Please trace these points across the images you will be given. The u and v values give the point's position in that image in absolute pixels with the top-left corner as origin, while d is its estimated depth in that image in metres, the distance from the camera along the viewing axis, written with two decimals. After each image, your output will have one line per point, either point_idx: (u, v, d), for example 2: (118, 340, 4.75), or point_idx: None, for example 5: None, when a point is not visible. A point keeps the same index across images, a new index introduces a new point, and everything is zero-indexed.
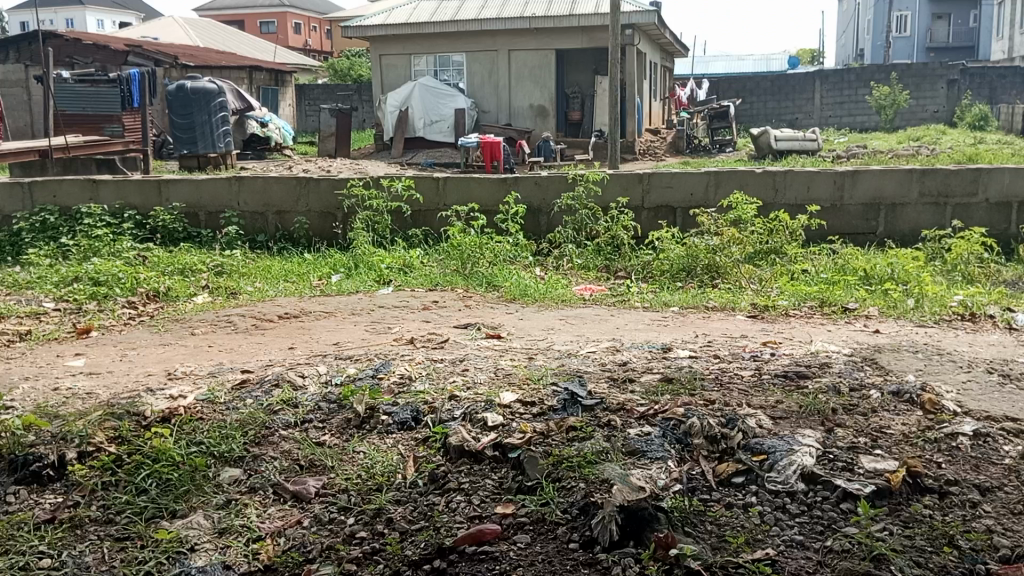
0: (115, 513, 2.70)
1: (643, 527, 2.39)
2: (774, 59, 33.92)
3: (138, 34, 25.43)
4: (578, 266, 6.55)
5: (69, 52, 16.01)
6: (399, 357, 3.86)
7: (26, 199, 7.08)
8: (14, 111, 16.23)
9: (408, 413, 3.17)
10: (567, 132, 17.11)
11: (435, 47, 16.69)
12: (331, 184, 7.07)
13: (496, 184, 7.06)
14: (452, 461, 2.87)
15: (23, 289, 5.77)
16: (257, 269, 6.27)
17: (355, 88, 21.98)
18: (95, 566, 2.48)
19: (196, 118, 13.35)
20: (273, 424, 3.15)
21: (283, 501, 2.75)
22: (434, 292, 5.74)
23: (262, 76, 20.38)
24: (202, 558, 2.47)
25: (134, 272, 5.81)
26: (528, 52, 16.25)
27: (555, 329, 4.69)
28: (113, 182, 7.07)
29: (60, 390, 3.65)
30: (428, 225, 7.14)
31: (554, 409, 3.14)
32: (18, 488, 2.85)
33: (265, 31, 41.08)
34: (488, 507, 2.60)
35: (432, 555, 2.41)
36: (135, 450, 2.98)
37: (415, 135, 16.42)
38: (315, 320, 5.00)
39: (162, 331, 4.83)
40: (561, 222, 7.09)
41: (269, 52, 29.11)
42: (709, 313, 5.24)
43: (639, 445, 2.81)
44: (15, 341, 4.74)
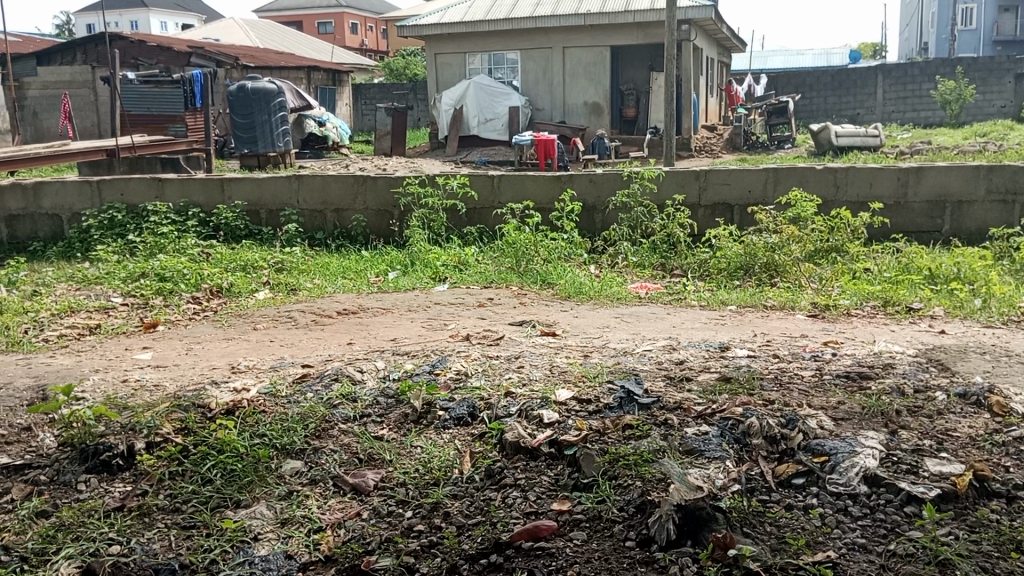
0: (182, 502, 2.78)
1: (700, 527, 2.37)
2: (833, 54, 33.21)
3: (201, 36, 26.04)
4: (634, 264, 6.53)
5: (134, 54, 16.49)
6: (455, 353, 3.90)
7: (94, 196, 7.30)
8: (82, 111, 16.73)
9: (464, 409, 3.21)
10: (621, 129, 17.05)
11: (489, 45, 16.75)
12: (388, 181, 7.14)
13: (550, 182, 7.04)
14: (509, 457, 2.88)
15: (93, 284, 5.97)
16: (316, 266, 6.38)
17: (410, 87, 22.17)
18: (162, 553, 2.56)
19: (256, 118, 13.57)
20: (333, 418, 3.21)
21: (343, 493, 2.80)
22: (489, 289, 5.77)
23: (320, 76, 20.71)
24: (265, 547, 2.53)
25: (198, 269, 5.96)
26: (582, 48, 16.18)
27: (611, 327, 4.67)
28: (178, 180, 7.25)
29: (129, 381, 3.77)
30: (483, 222, 7.17)
31: (610, 407, 3.14)
32: (88, 477, 2.95)
33: (323, 32, 41.80)
34: (544, 503, 2.61)
35: (489, 550, 2.44)
36: (201, 441, 3.06)
37: (469, 133, 16.50)
38: (373, 317, 5.07)
39: (225, 326, 4.96)
40: (616, 220, 7.05)
41: (326, 52, 29.55)
42: (768, 313, 5.17)
43: (696, 444, 2.79)
44: (85, 335, 4.92)
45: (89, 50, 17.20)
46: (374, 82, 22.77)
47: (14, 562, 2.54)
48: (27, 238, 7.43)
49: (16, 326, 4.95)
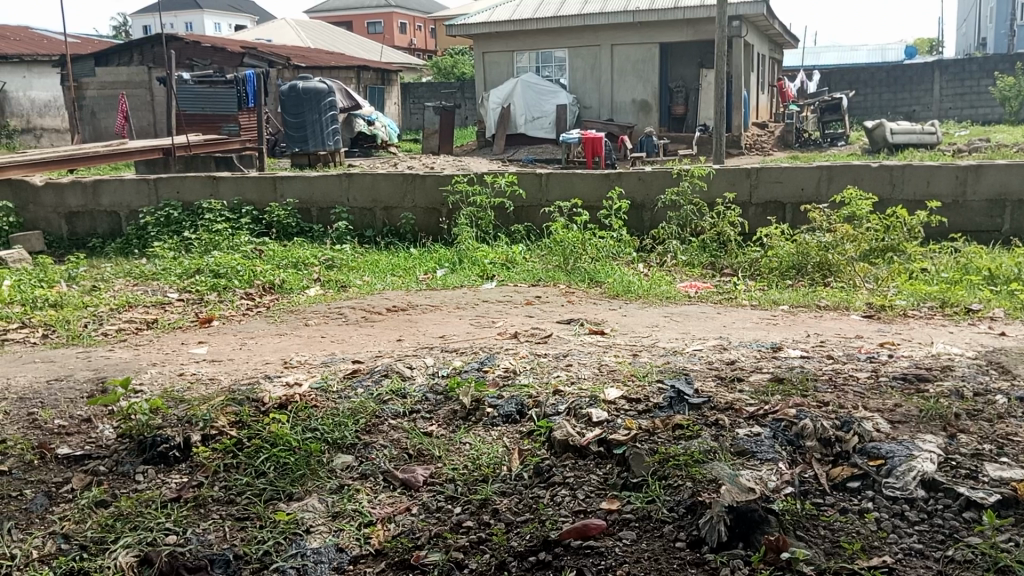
0: (236, 494, 2.84)
1: (752, 529, 2.34)
2: (888, 49, 32.44)
3: (254, 37, 26.48)
4: (683, 262, 6.48)
5: (189, 54, 16.84)
6: (503, 351, 3.91)
7: (151, 194, 7.48)
8: (139, 111, 17.16)
9: (513, 406, 3.21)
10: (670, 127, 16.91)
11: (537, 43, 16.75)
12: (437, 180, 7.18)
13: (599, 180, 7.01)
14: (557, 455, 2.88)
15: (150, 280, 6.11)
16: (365, 263, 6.45)
17: (458, 86, 22.25)
18: (217, 543, 2.61)
19: (307, 117, 13.76)
20: (382, 413, 3.25)
21: (393, 488, 2.83)
22: (537, 287, 5.78)
23: (369, 75, 20.92)
24: (317, 540, 2.57)
25: (251, 266, 6.07)
26: (631, 46, 16.07)
27: (660, 326, 4.64)
28: (232, 179, 7.38)
29: (185, 375, 3.86)
30: (531, 221, 7.17)
31: (660, 406, 3.11)
32: (146, 468, 3.03)
33: (373, 31, 42.24)
34: (593, 502, 2.61)
35: (538, 547, 2.44)
36: (254, 435, 3.12)
37: (516, 131, 16.51)
38: (422, 313, 5.11)
39: (278, 322, 5.04)
40: (665, 219, 6.99)
41: (375, 51, 29.82)
42: (821, 313, 5.08)
43: (748, 446, 2.76)
44: (143, 329, 5.04)
45: (146, 50, 17.16)
46: (422, 81, 22.92)
47: (74, 550, 2.62)
48: (87, 235, 7.64)
49: (77, 320, 5.10)
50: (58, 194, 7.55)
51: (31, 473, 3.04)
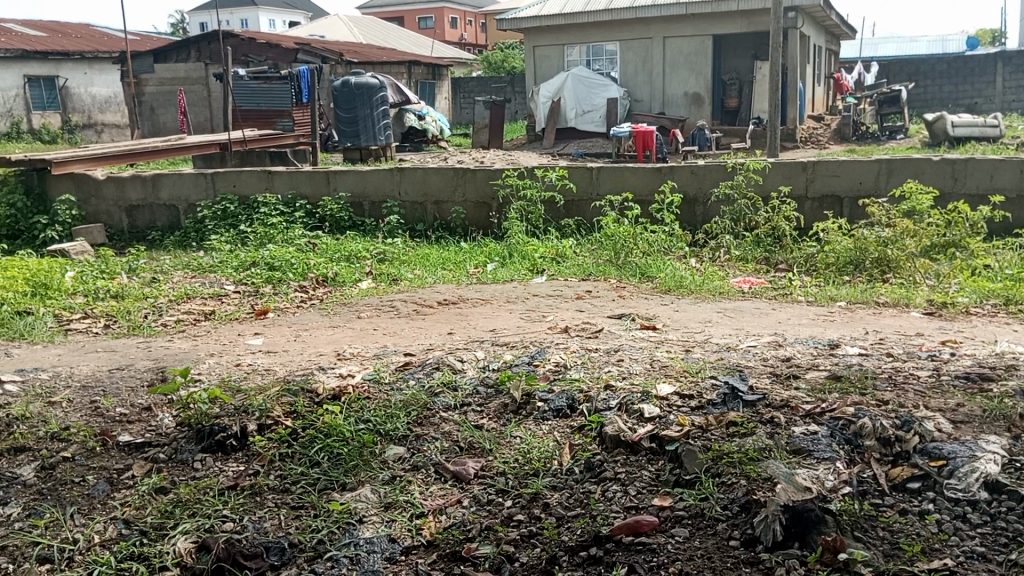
0: (291, 483, 2.89)
1: (808, 529, 2.31)
2: (949, 40, 31.47)
3: (308, 33, 26.82)
4: (736, 258, 6.40)
5: (245, 51, 17.14)
6: (554, 345, 3.90)
7: (209, 188, 7.63)
8: (196, 106, 17.51)
9: (563, 401, 3.21)
10: (723, 120, 16.67)
11: (588, 36, 16.66)
12: (487, 174, 7.19)
13: (650, 173, 6.95)
14: (609, 450, 2.87)
15: (207, 272, 6.24)
16: (416, 257, 6.49)
17: (508, 80, 22.25)
18: (273, 531, 2.66)
19: (360, 112, 13.92)
20: (434, 406, 3.27)
21: (445, 481, 2.85)
22: (587, 282, 5.75)
23: (421, 70, 21.05)
24: (369, 530, 2.60)
25: (305, 259, 6.16)
26: (683, 38, 15.89)
27: (713, 321, 4.59)
28: (287, 173, 7.48)
29: (242, 365, 3.93)
30: (581, 215, 7.14)
31: (713, 403, 3.07)
32: (204, 456, 3.10)
33: (424, 26, 42.49)
34: (645, 498, 2.59)
35: (589, 542, 2.43)
36: (309, 425, 3.17)
37: (566, 125, 16.45)
38: (473, 307, 5.13)
39: (331, 314, 5.11)
40: (718, 213, 6.91)
41: (426, 46, 29.97)
42: (880, 310, 4.97)
43: (805, 444, 2.71)
44: (201, 320, 5.16)
45: (203, 46, 17.66)
46: (473, 75, 22.96)
47: (134, 536, 2.69)
48: (146, 227, 7.82)
49: (138, 311, 5.24)
50: (119, 188, 7.74)
51: (94, 459, 3.13)
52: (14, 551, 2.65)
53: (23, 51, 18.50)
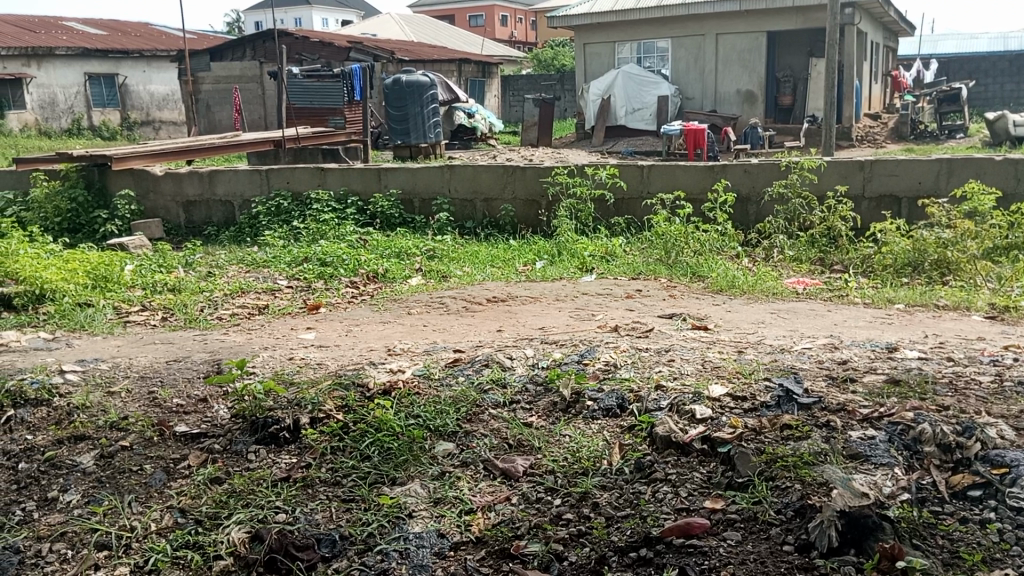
0: (342, 476, 2.92)
1: (865, 535, 2.26)
2: (1012, 36, 30.51)
3: (359, 32, 27.08)
4: (790, 258, 6.30)
5: (299, 49, 17.39)
6: (603, 344, 3.88)
7: (263, 184, 7.75)
8: (250, 104, 17.80)
9: (613, 400, 3.19)
10: (776, 118, 16.43)
11: (639, 33, 16.55)
12: (537, 171, 7.19)
13: (702, 171, 6.87)
14: (659, 451, 2.84)
15: (261, 267, 6.34)
16: (466, 254, 6.51)
17: (558, 78, 22.20)
18: (324, 523, 2.69)
19: (410, 109, 14.01)
20: (483, 403, 3.28)
21: (493, 477, 2.85)
22: (637, 281, 5.71)
23: (471, 68, 21.12)
24: (419, 525, 2.62)
25: (356, 255, 6.23)
26: (737, 35, 15.67)
27: (766, 322, 4.52)
28: (339, 170, 7.57)
29: (295, 359, 3.99)
30: (632, 213, 7.09)
31: (767, 405, 3.02)
32: (258, 447, 3.14)
33: (474, 24, 42.61)
34: (696, 500, 2.56)
35: (639, 543, 2.41)
36: (360, 419, 3.20)
37: (616, 123, 16.36)
38: (522, 305, 5.12)
39: (382, 310, 5.16)
40: (772, 212, 6.81)
41: (476, 44, 30.04)
42: (940, 313, 4.84)
43: (862, 449, 2.65)
44: (255, 314, 5.25)
45: (258, 46, 17.97)
46: (523, 73, 22.94)
47: (189, 525, 2.75)
48: (203, 223, 7.99)
49: (194, 304, 5.35)
50: (177, 183, 7.90)
51: (151, 449, 3.20)
52: (74, 537, 2.73)
53: (85, 49, 19.02)
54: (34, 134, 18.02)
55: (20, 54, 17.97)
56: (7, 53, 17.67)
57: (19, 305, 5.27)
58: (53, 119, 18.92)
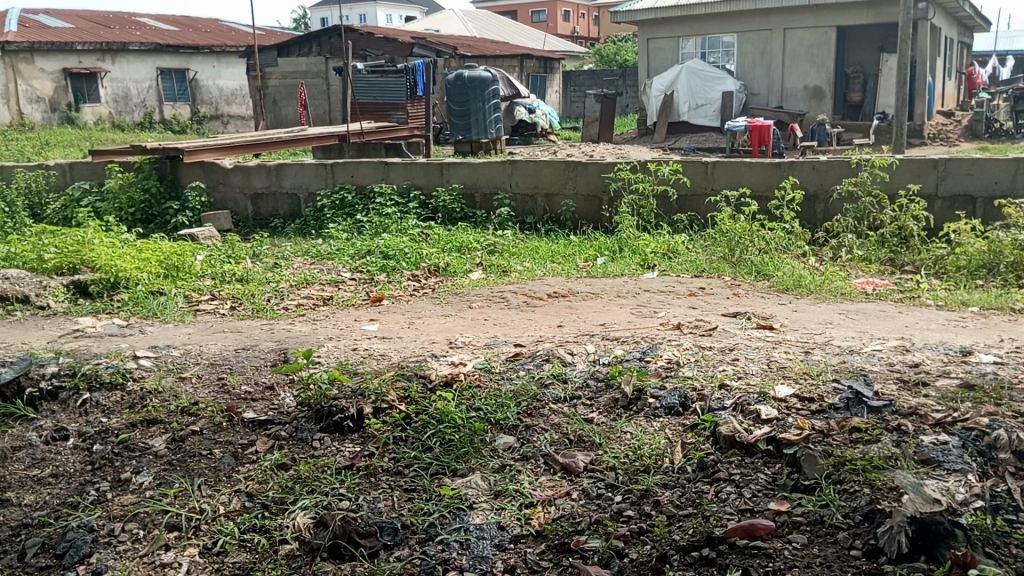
0: (404, 466, 2.95)
1: (936, 542, 2.20)
2: None
3: (423, 28, 27.26)
4: (859, 258, 6.15)
5: (364, 45, 17.59)
6: (666, 341, 3.84)
7: (329, 178, 7.88)
8: (315, 99, 18.10)
9: (675, 398, 3.16)
10: (845, 115, 16.04)
11: (704, 28, 16.33)
12: (599, 167, 7.14)
13: (769, 168, 6.75)
14: (723, 451, 2.80)
15: (325, 259, 6.45)
16: (526, 248, 6.53)
17: (620, 73, 22.04)
18: (387, 511, 2.73)
19: (472, 105, 14.06)
20: (544, 397, 3.28)
21: (554, 472, 2.85)
22: (700, 278, 5.64)
23: (532, 63, 21.11)
24: (479, 517, 2.64)
25: (418, 249, 6.29)
26: (805, 29, 15.33)
27: (834, 323, 4.42)
28: (402, 164, 7.65)
29: (359, 349, 4.05)
30: (695, 210, 7.00)
31: (835, 408, 2.96)
32: (323, 435, 3.20)
33: (537, 20, 42.52)
34: (761, 501, 2.52)
35: (701, 543, 2.38)
36: (422, 410, 3.24)
37: (679, 119, 16.17)
38: (582, 301, 5.11)
39: (443, 303, 5.20)
40: (840, 211, 6.65)
41: (538, 40, 30.00)
42: (1016, 317, 4.66)
43: (934, 454, 2.58)
44: (320, 305, 5.35)
45: (324, 42, 18.23)
46: (584, 68, 22.85)
47: (256, 509, 2.82)
48: (270, 215, 8.16)
49: (261, 295, 5.47)
50: (245, 176, 8.09)
51: (220, 434, 3.29)
52: (146, 518, 2.81)
53: (157, 44, 19.57)
54: (108, 126, 18.65)
55: (95, 49, 18.58)
56: (83, 47, 18.28)
57: (95, 292, 5.46)
58: (126, 113, 19.56)
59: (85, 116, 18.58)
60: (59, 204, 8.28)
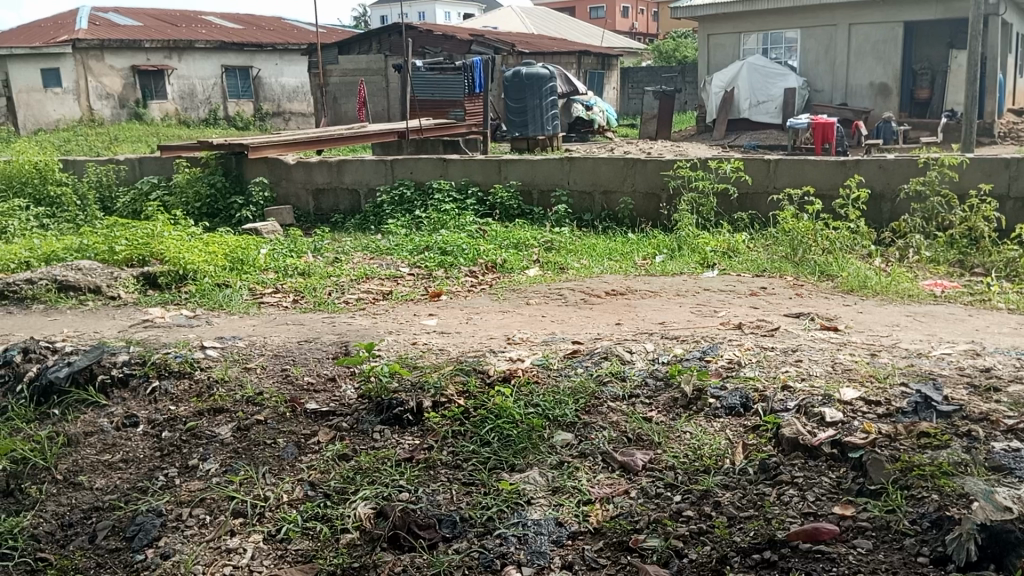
0: (463, 460, 2.98)
1: (1008, 551, 2.14)
2: None
3: (482, 25, 27.34)
4: (926, 259, 5.98)
5: (423, 43, 17.75)
6: (726, 341, 3.79)
7: (388, 174, 7.97)
8: (375, 96, 18.31)
9: (737, 399, 3.12)
10: (911, 112, 15.59)
11: (767, 23, 16.07)
12: (659, 164, 7.08)
13: (834, 167, 6.61)
14: (785, 453, 2.76)
15: (385, 254, 6.52)
16: (583, 246, 6.51)
17: (679, 70, 21.80)
18: (446, 504, 2.76)
19: (529, 102, 14.05)
20: (602, 395, 3.28)
21: (612, 470, 2.85)
22: (762, 278, 5.56)
23: (590, 60, 21.02)
24: (537, 512, 2.65)
25: (476, 245, 6.33)
26: (871, 25, 14.96)
27: (902, 325, 4.32)
28: (461, 161, 7.69)
29: (418, 344, 4.09)
30: (756, 209, 6.89)
31: (902, 411, 2.89)
32: (383, 427, 3.24)
33: (596, 16, 42.23)
34: (825, 505, 2.48)
35: (764, 546, 2.35)
36: (480, 405, 3.26)
37: (739, 116, 15.94)
38: (641, 299, 5.08)
39: (500, 299, 5.23)
40: (908, 211, 6.48)
41: (597, 36, 29.80)
42: None
43: (1006, 462, 2.50)
44: (379, 299, 5.41)
45: (384, 39, 18.42)
46: (642, 65, 22.67)
47: (319, 498, 2.87)
48: (330, 211, 8.29)
49: (322, 288, 5.57)
50: (307, 172, 8.23)
51: (284, 424, 3.36)
52: (212, 503, 2.89)
53: (222, 42, 20.04)
54: (174, 122, 19.17)
55: (163, 46, 19.11)
56: (151, 45, 18.83)
57: (164, 283, 5.62)
58: (192, 109, 20.09)
59: (152, 112, 19.14)
60: (129, 198, 8.54)
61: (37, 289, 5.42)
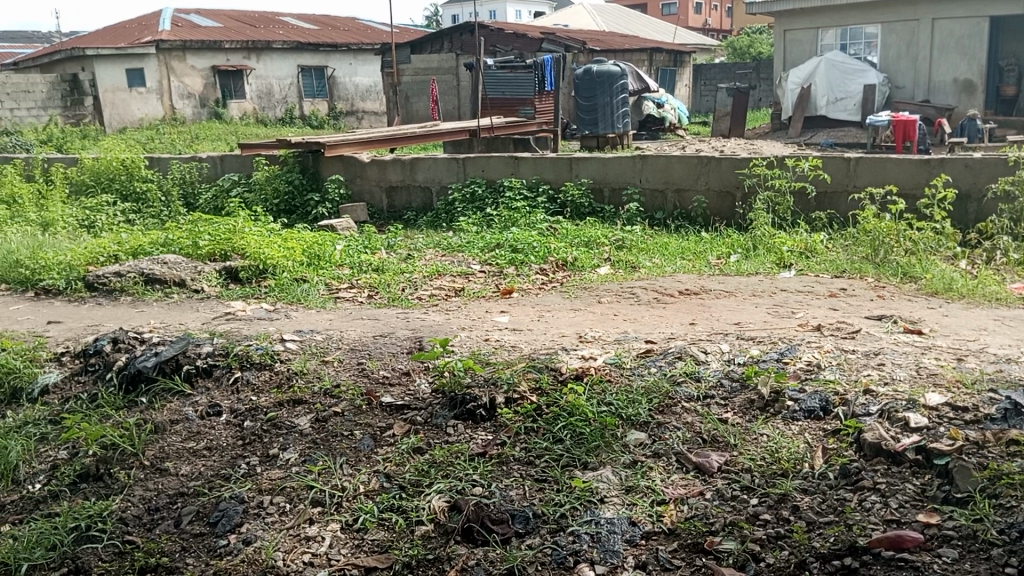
0: (536, 456, 2.99)
1: None
2: None
3: (553, 23, 27.31)
4: (1015, 261, 5.74)
5: (494, 42, 17.85)
6: (805, 343, 3.71)
7: (460, 172, 8.04)
8: (446, 95, 18.47)
9: (816, 402, 3.06)
10: (998, 110, 14.94)
11: (845, 18, 15.68)
12: (733, 162, 6.96)
13: (917, 165, 6.40)
14: (867, 458, 2.69)
15: (456, 251, 6.59)
16: (656, 244, 6.45)
17: (753, 66, 21.39)
18: (519, 499, 2.78)
19: (599, 100, 14.00)
20: (676, 395, 3.25)
21: (687, 470, 2.82)
22: (841, 279, 5.43)
23: (662, 57, 20.79)
24: (610, 511, 2.65)
25: (546, 243, 6.35)
26: (955, 19, 14.39)
27: (989, 329, 4.16)
28: (532, 159, 7.71)
29: (490, 340, 4.12)
30: (834, 208, 6.72)
31: (991, 418, 2.79)
32: (457, 422, 3.28)
33: (668, 13, 41.76)
34: (909, 513, 2.41)
35: (844, 552, 2.30)
36: (553, 402, 3.27)
37: (816, 113, 15.59)
38: (715, 299, 5.01)
39: (571, 297, 5.23)
40: (995, 211, 6.26)
41: (668, 33, 29.46)
42: None
43: None
44: (451, 296, 5.47)
45: (456, 38, 18.56)
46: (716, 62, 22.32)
47: (394, 489, 2.92)
48: (404, 208, 8.41)
49: (396, 284, 5.66)
50: (381, 170, 8.35)
51: (360, 416, 3.43)
52: (292, 492, 2.97)
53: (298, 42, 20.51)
54: (252, 121, 19.70)
55: (242, 47, 19.64)
56: (230, 46, 19.38)
57: (244, 277, 5.79)
58: (269, 108, 20.63)
59: (231, 111, 19.72)
60: (211, 194, 8.82)
61: (124, 282, 5.65)
